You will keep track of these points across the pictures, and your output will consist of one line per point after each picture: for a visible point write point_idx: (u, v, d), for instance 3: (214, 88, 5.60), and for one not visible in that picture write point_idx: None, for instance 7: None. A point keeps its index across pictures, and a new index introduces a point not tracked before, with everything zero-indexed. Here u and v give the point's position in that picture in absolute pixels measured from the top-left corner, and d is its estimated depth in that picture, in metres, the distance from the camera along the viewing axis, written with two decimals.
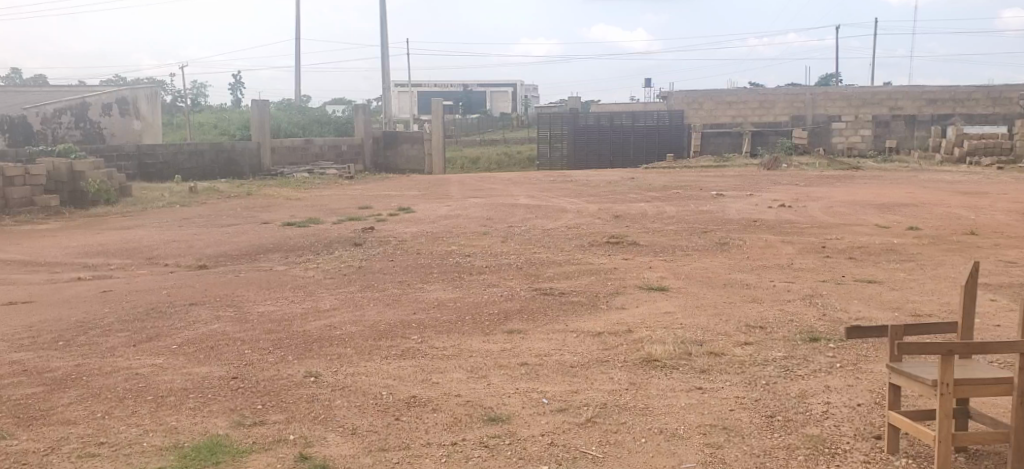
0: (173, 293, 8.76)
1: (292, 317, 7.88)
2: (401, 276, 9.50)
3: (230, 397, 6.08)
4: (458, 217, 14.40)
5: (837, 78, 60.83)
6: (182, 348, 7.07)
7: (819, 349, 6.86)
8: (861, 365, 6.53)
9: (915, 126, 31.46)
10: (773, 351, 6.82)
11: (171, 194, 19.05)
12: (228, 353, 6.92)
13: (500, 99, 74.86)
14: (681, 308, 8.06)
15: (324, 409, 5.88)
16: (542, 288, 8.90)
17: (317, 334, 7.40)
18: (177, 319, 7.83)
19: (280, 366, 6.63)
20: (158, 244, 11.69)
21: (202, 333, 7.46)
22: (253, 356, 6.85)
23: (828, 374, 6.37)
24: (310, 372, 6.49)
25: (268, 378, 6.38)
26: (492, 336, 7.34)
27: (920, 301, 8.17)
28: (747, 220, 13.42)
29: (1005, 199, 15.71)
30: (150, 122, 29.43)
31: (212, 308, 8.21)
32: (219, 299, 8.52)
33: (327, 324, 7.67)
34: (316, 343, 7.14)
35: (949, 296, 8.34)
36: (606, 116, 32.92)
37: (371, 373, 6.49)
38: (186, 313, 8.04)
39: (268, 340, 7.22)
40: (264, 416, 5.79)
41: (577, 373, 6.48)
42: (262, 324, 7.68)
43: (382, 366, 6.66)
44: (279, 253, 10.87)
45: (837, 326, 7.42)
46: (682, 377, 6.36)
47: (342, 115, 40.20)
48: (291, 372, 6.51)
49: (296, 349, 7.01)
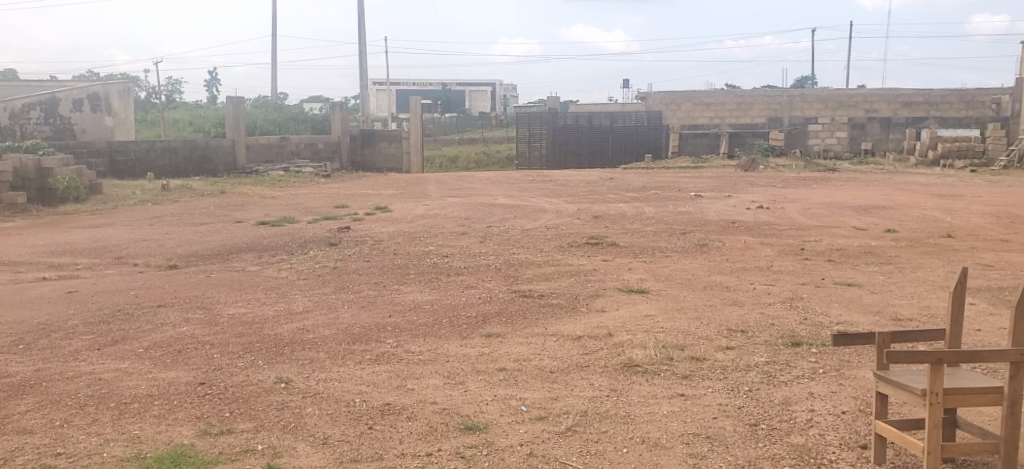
0: (141, 294, 8.57)
1: (264, 320, 7.73)
2: (377, 277, 9.38)
3: (196, 404, 5.94)
4: (435, 216, 14.25)
5: (814, 80, 61.21)
6: (149, 352, 6.91)
7: (801, 354, 6.81)
8: (844, 371, 6.48)
9: (889, 129, 31.64)
10: (755, 356, 6.76)
11: (142, 192, 18.78)
12: (196, 357, 6.77)
13: (478, 97, 74.72)
14: (661, 312, 7.98)
15: (295, 418, 5.75)
16: (520, 290, 8.80)
17: (289, 337, 7.26)
18: (144, 322, 7.66)
19: (250, 372, 6.49)
20: (127, 243, 11.48)
21: (170, 336, 7.30)
22: (222, 361, 6.71)
23: (811, 380, 6.31)
24: (280, 377, 6.36)
25: (237, 384, 6.25)
26: (470, 340, 7.24)
27: (901, 305, 8.14)
28: (726, 221, 13.38)
29: (980, 202, 15.78)
30: (122, 119, 29.05)
31: (181, 310, 8.04)
32: (189, 300, 8.36)
33: (301, 327, 7.53)
34: (287, 348, 7.00)
35: (929, 300, 8.32)
36: (585, 116, 32.89)
37: (344, 379, 6.36)
38: (153, 315, 7.87)
39: (239, 344, 7.08)
40: (232, 424, 5.65)
41: (556, 379, 6.39)
42: (232, 326, 7.53)
43: (356, 371, 6.53)
44: (251, 253, 10.70)
45: (818, 330, 7.38)
46: (662, 383, 6.28)
47: (319, 113, 39.93)
48: (261, 378, 6.37)
49: (267, 353, 6.87)
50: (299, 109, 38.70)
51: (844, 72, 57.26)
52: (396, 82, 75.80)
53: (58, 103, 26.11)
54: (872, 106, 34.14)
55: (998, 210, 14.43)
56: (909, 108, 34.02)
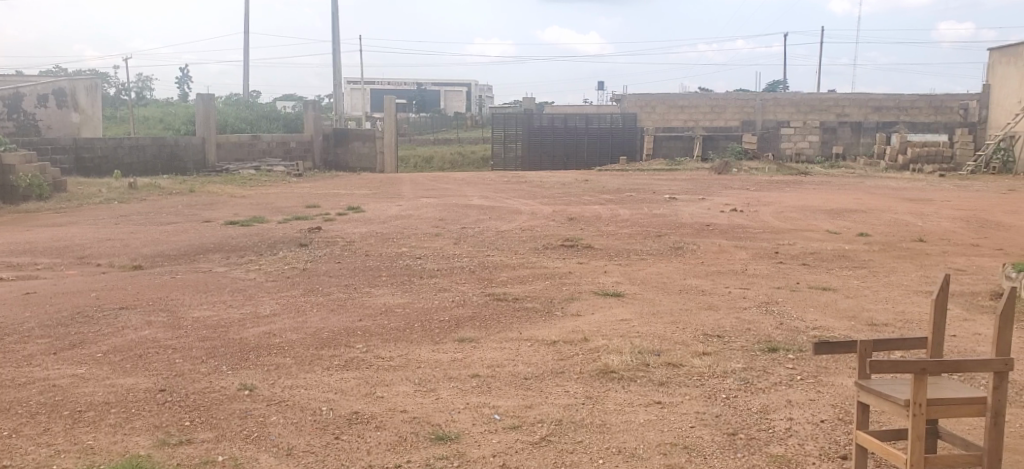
0: (101, 296, 8.37)
1: (230, 323, 7.58)
2: (348, 279, 9.24)
3: (155, 412, 5.78)
4: (409, 217, 14.09)
5: (786, 85, 61.62)
6: (108, 357, 6.74)
7: (778, 360, 6.75)
8: (822, 378, 6.43)
9: (860, 133, 31.90)
10: (732, 362, 6.71)
11: (108, 190, 18.49)
12: (156, 363, 6.61)
13: (453, 97, 74.45)
14: (637, 316, 7.91)
15: (258, 427, 5.61)
16: (494, 293, 8.69)
17: (256, 341, 7.11)
18: (104, 325, 7.48)
19: (213, 378, 6.34)
20: (90, 243, 11.24)
21: (131, 339, 7.13)
22: (185, 366, 6.55)
23: (789, 387, 6.26)
24: (245, 384, 6.21)
25: (199, 391, 6.10)
26: (442, 345, 7.12)
27: (876, 310, 8.13)
28: (700, 224, 13.35)
29: (950, 206, 15.88)
30: (89, 115, 28.65)
31: (143, 312, 7.86)
32: (151, 303, 8.18)
33: (268, 331, 7.38)
34: (253, 353, 6.85)
35: (904, 305, 8.31)
36: (560, 117, 32.86)
37: (312, 386, 6.23)
38: (114, 318, 7.68)
39: (203, 349, 6.92)
40: (192, 434, 5.50)
41: (531, 385, 6.30)
42: (197, 330, 7.37)
43: (324, 378, 6.40)
44: (219, 254, 10.51)
45: (795, 335, 7.34)
46: (638, 390, 6.20)
47: (292, 111, 39.59)
48: (225, 384, 6.22)
49: (232, 359, 6.72)
50: (272, 107, 38.37)
51: (817, 76, 57.56)
52: (371, 81, 75.43)
53: (23, 98, 25.65)
54: (843, 110, 34.28)
55: (968, 214, 14.52)
56: (879, 112, 34.24)
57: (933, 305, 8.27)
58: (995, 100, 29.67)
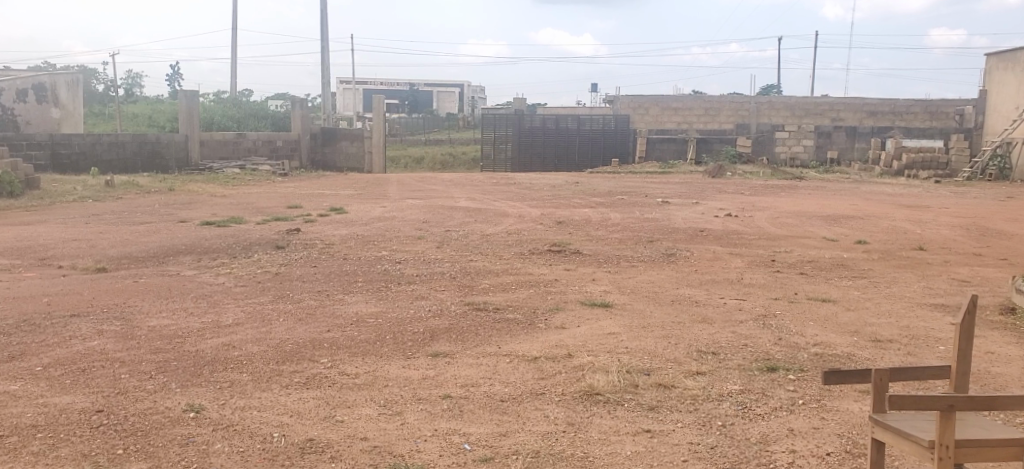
0: (54, 302, 8.00)
1: (187, 333, 7.24)
2: (322, 285, 8.88)
3: (86, 437, 5.43)
4: (393, 219, 13.74)
5: (780, 88, 61.23)
6: (47, 372, 6.38)
7: (778, 381, 6.43)
8: (825, 402, 6.12)
9: (855, 138, 31.62)
10: (728, 384, 6.38)
11: (84, 187, 18.12)
12: (99, 378, 6.27)
13: (446, 99, 74.04)
14: (626, 329, 7.58)
15: (200, 457, 5.26)
16: (474, 302, 8.33)
17: (213, 355, 6.76)
18: (50, 335, 7.12)
19: (158, 397, 5.99)
20: (55, 243, 10.87)
21: (77, 351, 6.78)
22: (129, 383, 6.21)
23: (790, 413, 5.94)
24: (192, 405, 5.86)
25: (141, 412, 5.75)
26: (414, 360, 6.78)
27: (880, 325, 7.80)
28: (694, 229, 13.03)
29: (948, 213, 15.56)
30: (70, 111, 28.32)
31: (96, 321, 7.50)
32: (107, 310, 7.81)
33: (226, 343, 7.03)
34: (207, 368, 6.51)
35: (907, 319, 7.99)
36: (552, 118, 32.70)
37: (265, 408, 5.89)
38: (63, 326, 7.33)
39: (153, 363, 6.57)
40: (124, 464, 5.16)
41: (507, 409, 5.96)
42: (150, 341, 7.02)
43: (281, 397, 6.06)
44: (189, 256, 10.14)
45: (795, 353, 7.01)
46: (624, 416, 5.87)
47: (280, 109, 39.22)
48: (170, 405, 5.88)
49: (183, 375, 6.37)
50: (261, 105, 38.04)
51: (812, 79, 57.17)
52: (363, 81, 75.13)
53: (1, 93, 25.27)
54: (839, 115, 33.78)
55: (967, 222, 14.21)
56: (875, 117, 33.80)
57: (938, 320, 7.96)
58: (992, 106, 29.40)
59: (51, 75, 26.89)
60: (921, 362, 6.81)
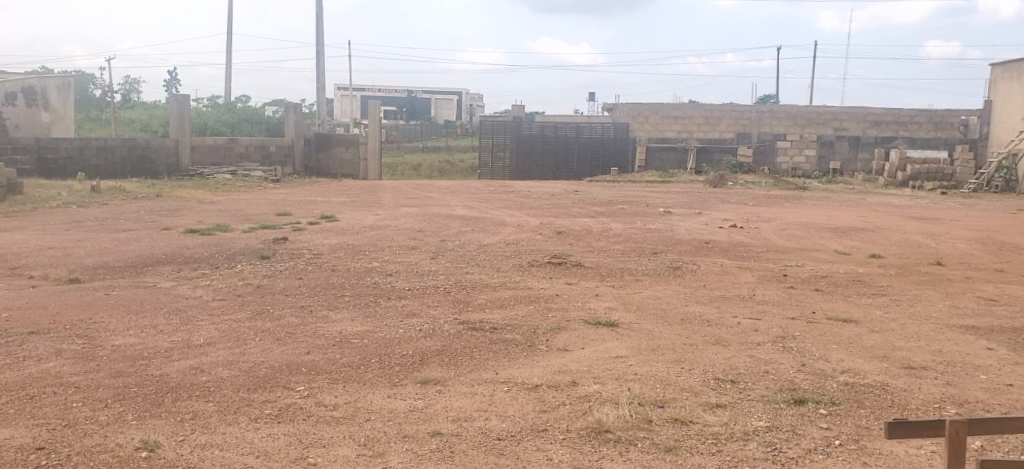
0: (14, 318, 7.57)
1: (154, 355, 6.82)
2: (308, 300, 8.45)
3: None
4: (385, 228, 13.33)
5: (779, 99, 61.03)
6: None
7: (807, 417, 6.03)
8: (864, 444, 5.73)
9: (859, 148, 31.26)
10: (752, 419, 5.98)
11: (69, 192, 17.74)
12: (48, 407, 5.86)
13: (444, 107, 73.76)
14: (635, 352, 7.17)
15: None
16: (469, 321, 7.90)
17: (178, 381, 6.34)
18: (5, 355, 6.71)
19: (110, 432, 5.58)
20: (29, 251, 10.44)
21: (29, 374, 6.37)
22: (81, 413, 5.80)
23: (826, 457, 5.56)
24: (146, 442, 5.46)
25: (88, 451, 5.35)
26: (403, 388, 6.37)
27: (909, 349, 7.40)
28: (699, 240, 12.64)
29: (960, 226, 15.18)
30: (60, 115, 27.94)
31: (54, 339, 7.09)
32: (70, 326, 7.39)
33: (194, 366, 6.61)
34: (169, 396, 6.09)
35: (938, 343, 7.59)
36: (550, 125, 32.27)
37: (231, 447, 5.48)
38: (19, 345, 6.91)
39: (112, 389, 6.16)
40: None
41: (504, 450, 5.57)
42: (111, 363, 6.60)
43: (248, 433, 5.65)
44: (168, 267, 9.71)
45: (822, 382, 6.61)
46: (637, 460, 5.46)
47: (275, 115, 38.77)
48: (122, 442, 5.47)
49: (142, 404, 5.96)
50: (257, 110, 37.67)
51: (811, 90, 56.92)
52: (361, 89, 74.75)
53: None
54: (841, 124, 33.43)
55: (981, 235, 13.85)
56: (878, 127, 33.42)
57: (972, 344, 7.56)
58: (998, 117, 29.07)
59: (40, 78, 26.46)
60: (963, 396, 6.42)
